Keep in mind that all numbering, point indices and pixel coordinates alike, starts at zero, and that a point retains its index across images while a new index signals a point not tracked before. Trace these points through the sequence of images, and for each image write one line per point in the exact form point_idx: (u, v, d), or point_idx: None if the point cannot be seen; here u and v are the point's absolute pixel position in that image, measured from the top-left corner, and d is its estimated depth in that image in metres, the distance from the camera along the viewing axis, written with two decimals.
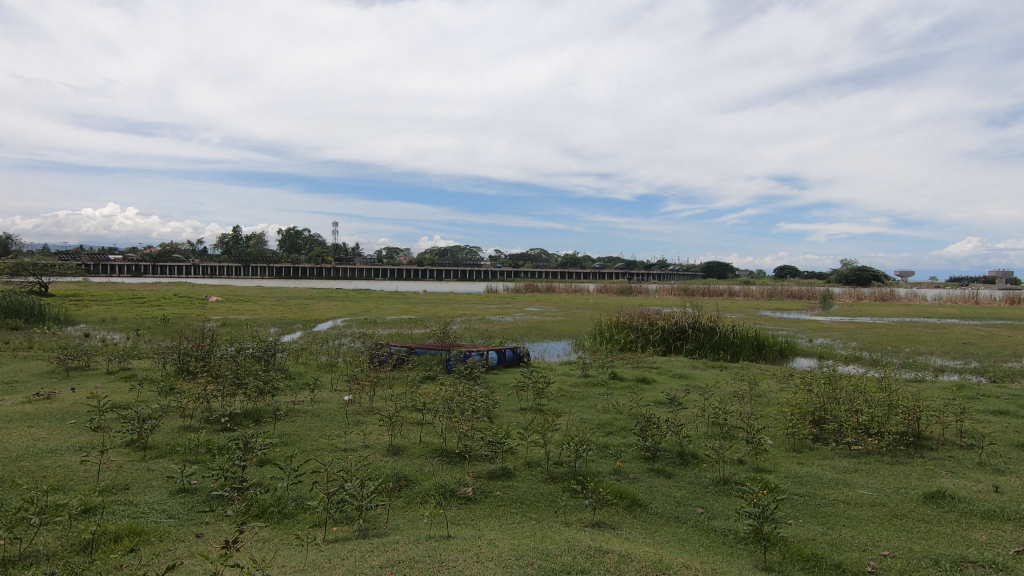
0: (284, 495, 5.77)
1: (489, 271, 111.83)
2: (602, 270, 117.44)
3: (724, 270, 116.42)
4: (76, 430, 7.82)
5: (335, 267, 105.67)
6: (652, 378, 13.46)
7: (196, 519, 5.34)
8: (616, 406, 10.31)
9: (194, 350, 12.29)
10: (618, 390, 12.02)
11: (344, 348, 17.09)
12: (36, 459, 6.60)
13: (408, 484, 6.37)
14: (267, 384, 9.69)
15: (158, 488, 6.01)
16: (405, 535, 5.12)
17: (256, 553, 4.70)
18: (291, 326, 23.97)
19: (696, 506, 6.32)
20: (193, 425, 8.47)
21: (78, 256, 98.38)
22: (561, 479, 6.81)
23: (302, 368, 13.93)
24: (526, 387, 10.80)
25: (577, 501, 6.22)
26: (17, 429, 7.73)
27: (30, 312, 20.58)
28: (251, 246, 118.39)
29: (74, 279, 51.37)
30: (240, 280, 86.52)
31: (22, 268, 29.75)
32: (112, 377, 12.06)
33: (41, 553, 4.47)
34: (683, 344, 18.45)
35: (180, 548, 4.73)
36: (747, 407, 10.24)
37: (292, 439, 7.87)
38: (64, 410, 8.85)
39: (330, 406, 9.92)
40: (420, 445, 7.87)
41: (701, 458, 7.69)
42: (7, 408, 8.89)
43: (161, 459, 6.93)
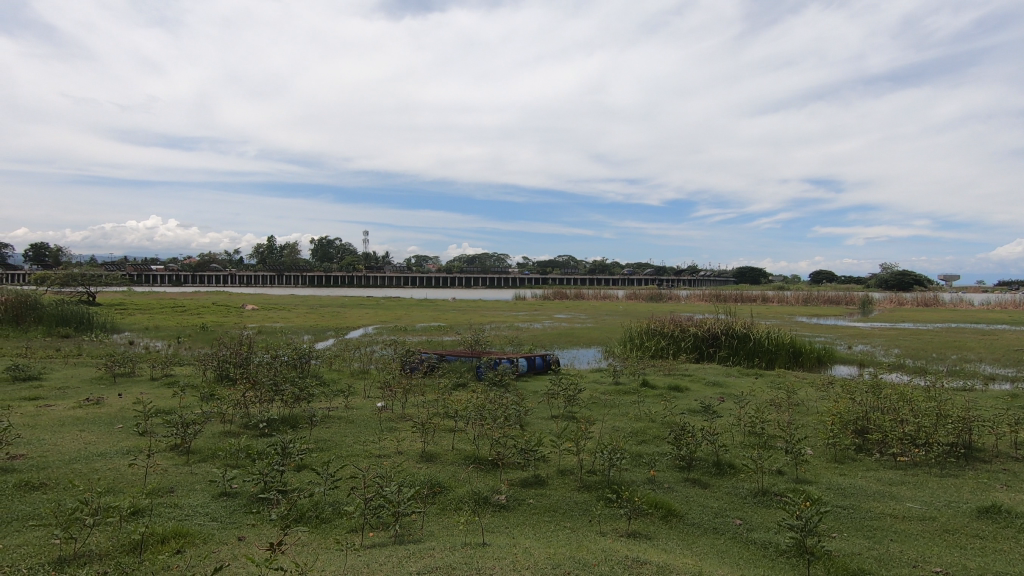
0: (321, 500, 5.86)
1: (518, 278, 112.19)
2: (628, 275, 116.64)
3: (758, 275, 114.14)
4: (123, 434, 8.14)
5: (366, 275, 107.58)
6: (685, 386, 13.21)
7: (238, 522, 5.46)
8: (649, 415, 10.19)
9: (231, 357, 12.65)
10: (650, 398, 11.88)
11: (375, 355, 17.29)
12: (87, 461, 6.88)
13: (442, 491, 6.41)
14: (303, 390, 9.90)
15: (201, 491, 6.19)
16: (441, 542, 5.15)
17: (297, 556, 4.78)
18: (323, 334, 24.48)
19: (734, 517, 6.19)
20: (233, 430, 8.72)
21: (125, 268, 102.85)
22: (595, 488, 6.75)
23: (335, 374, 14.17)
24: (557, 394, 10.75)
25: (611, 510, 6.15)
26: (69, 433, 8.06)
27: (79, 321, 21.52)
28: (285, 255, 121.54)
29: (121, 287, 53.75)
30: (273, 288, 88.85)
31: (72, 277, 31.41)
32: (156, 383, 12.57)
33: (95, 552, 4.65)
34: (716, 351, 18.11)
35: (224, 551, 4.84)
36: (786, 416, 9.97)
37: (328, 445, 8.01)
38: (112, 414, 9.23)
39: (364, 413, 10.06)
40: (453, 451, 7.92)
41: (738, 469, 7.53)
42: (61, 412, 9.32)
43: (204, 463, 7.15)
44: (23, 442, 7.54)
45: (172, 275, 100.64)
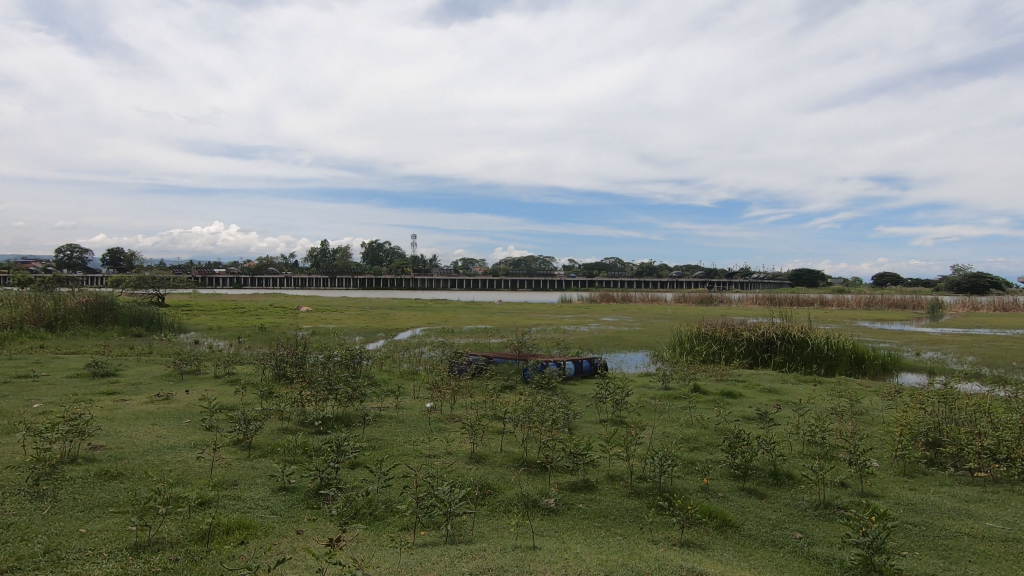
0: (375, 498, 5.99)
1: (564, 280, 111.67)
2: (677, 278, 113.98)
3: (816, 278, 109.17)
4: (191, 428, 8.60)
5: (414, 277, 109.77)
6: (738, 392, 12.77)
7: (297, 517, 5.66)
8: (701, 421, 9.91)
9: (288, 357, 13.15)
10: (702, 404, 11.56)
11: (424, 356, 17.58)
12: (159, 453, 7.30)
13: (491, 492, 6.44)
14: (356, 390, 10.17)
15: (262, 485, 6.46)
16: (492, 544, 5.17)
17: (353, 552, 4.91)
18: (374, 335, 25.13)
19: (794, 530, 5.93)
20: (291, 427, 9.07)
21: (191, 271, 108.86)
22: (646, 494, 6.63)
23: (386, 375, 14.51)
24: (605, 398, 10.62)
25: (663, 518, 6.01)
26: (143, 426, 8.59)
27: (151, 321, 22.94)
28: (337, 259, 125.55)
29: (187, 289, 57.05)
30: (326, 291, 91.94)
31: (144, 280, 33.56)
32: (220, 380, 13.23)
33: (167, 540, 4.92)
34: (771, 356, 17.44)
35: (284, 543, 5.03)
36: (849, 426, 9.49)
37: (380, 444, 8.19)
38: (180, 409, 9.77)
39: (414, 413, 10.24)
40: (502, 453, 7.95)
41: (798, 479, 7.23)
42: (135, 406, 9.94)
43: (264, 458, 7.46)
44: (103, 434, 8.08)
45: (233, 278, 105.73)
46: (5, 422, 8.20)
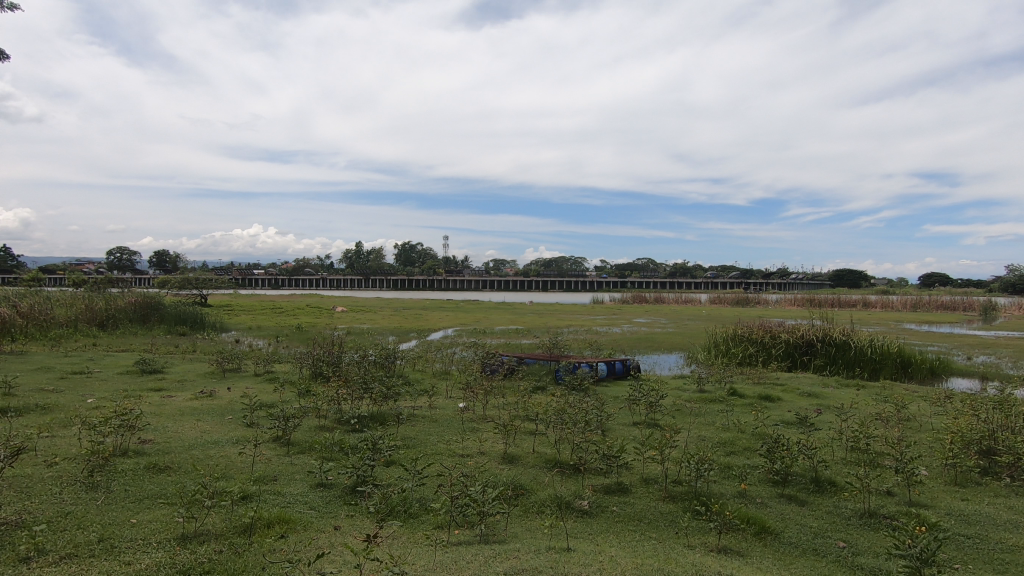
0: (409, 495, 6.07)
1: (596, 281, 110.82)
2: (712, 278, 111.80)
3: (859, 278, 105.38)
4: (233, 424, 8.89)
5: (446, 278, 110.73)
6: (777, 396, 12.43)
7: (335, 513, 5.78)
8: (738, 425, 9.69)
9: (324, 356, 13.44)
10: (739, 408, 11.29)
11: (456, 357, 17.71)
12: (204, 448, 7.57)
13: (525, 493, 6.44)
14: (391, 390, 10.33)
15: (301, 480, 6.62)
16: (526, 545, 5.17)
17: (390, 549, 4.99)
18: (407, 335, 25.50)
19: (837, 539, 5.74)
20: (327, 425, 9.28)
21: (232, 272, 112.65)
22: (681, 498, 6.52)
23: (419, 374, 14.70)
24: (638, 400, 10.49)
25: (699, 523, 5.90)
26: (188, 422, 8.92)
27: (194, 320, 23.84)
28: (371, 260, 127.87)
29: (228, 290, 59.17)
30: (359, 291, 93.71)
31: (188, 281, 34.88)
32: (260, 378, 13.64)
33: (212, 532, 5.09)
34: (811, 359, 16.94)
35: (323, 538, 5.14)
36: (895, 432, 9.13)
37: (414, 443, 8.30)
38: (223, 406, 10.11)
39: (447, 412, 10.34)
40: (535, 454, 7.95)
41: (841, 487, 7.00)
42: (181, 403, 10.34)
43: (302, 455, 7.65)
44: (151, 428, 8.42)
45: (271, 279, 108.66)
46: (62, 416, 8.63)
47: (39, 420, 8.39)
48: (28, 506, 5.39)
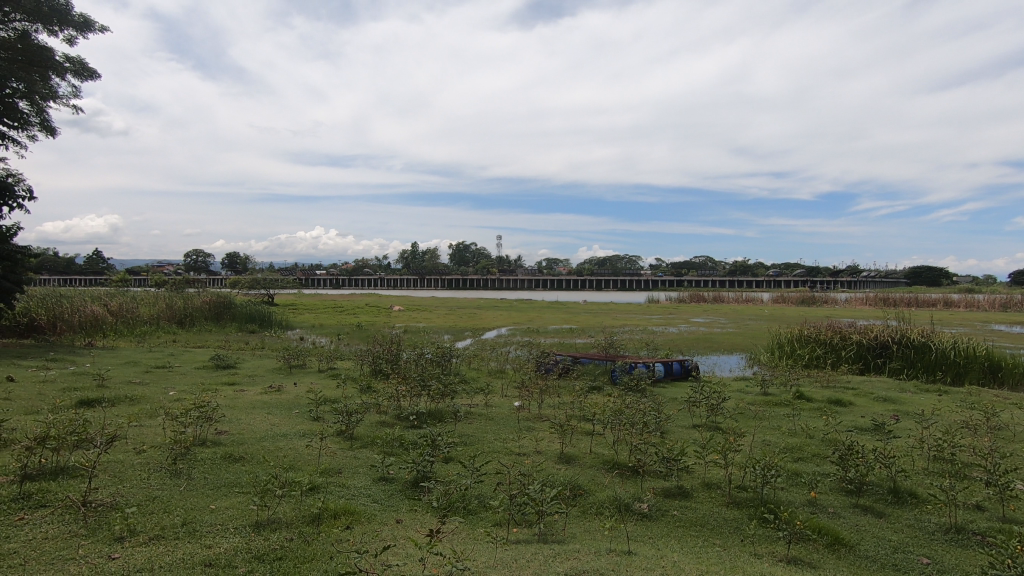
0: (468, 492, 6.13)
1: (651, 280, 108.37)
2: (774, 277, 107.17)
3: (939, 276, 98.12)
4: (300, 418, 9.30)
5: (499, 278, 111.52)
6: (849, 401, 11.76)
7: (397, 506, 5.93)
8: (807, 430, 9.24)
9: (384, 353, 13.84)
10: (807, 412, 10.78)
11: (511, 356, 17.79)
12: (274, 440, 7.95)
13: (583, 494, 6.38)
14: (448, 387, 10.50)
15: (364, 474, 6.84)
16: (586, 546, 5.12)
17: (452, 544, 5.06)
18: (461, 333, 25.88)
19: (920, 555, 5.36)
20: (388, 420, 9.54)
21: (296, 272, 118.05)
22: (746, 505, 6.28)
23: (475, 373, 14.87)
24: (699, 402, 10.19)
25: (767, 532, 5.67)
26: (259, 415, 9.40)
27: (262, 319, 25.14)
28: (426, 261, 130.61)
29: (293, 289, 62.18)
30: (415, 290, 95.90)
31: (257, 280, 36.83)
32: (323, 374, 14.20)
33: (283, 520, 5.34)
34: (885, 362, 15.94)
35: (386, 530, 5.28)
36: (985, 441, 8.43)
37: (471, 440, 8.40)
38: (290, 400, 10.59)
39: (503, 411, 10.41)
40: (592, 455, 7.87)
41: (922, 499, 6.54)
42: (252, 396, 10.92)
43: (365, 449, 7.90)
44: (227, 420, 8.93)
45: (332, 278, 112.88)
46: (148, 407, 9.29)
47: (128, 410, 9.08)
48: (120, 489, 5.83)
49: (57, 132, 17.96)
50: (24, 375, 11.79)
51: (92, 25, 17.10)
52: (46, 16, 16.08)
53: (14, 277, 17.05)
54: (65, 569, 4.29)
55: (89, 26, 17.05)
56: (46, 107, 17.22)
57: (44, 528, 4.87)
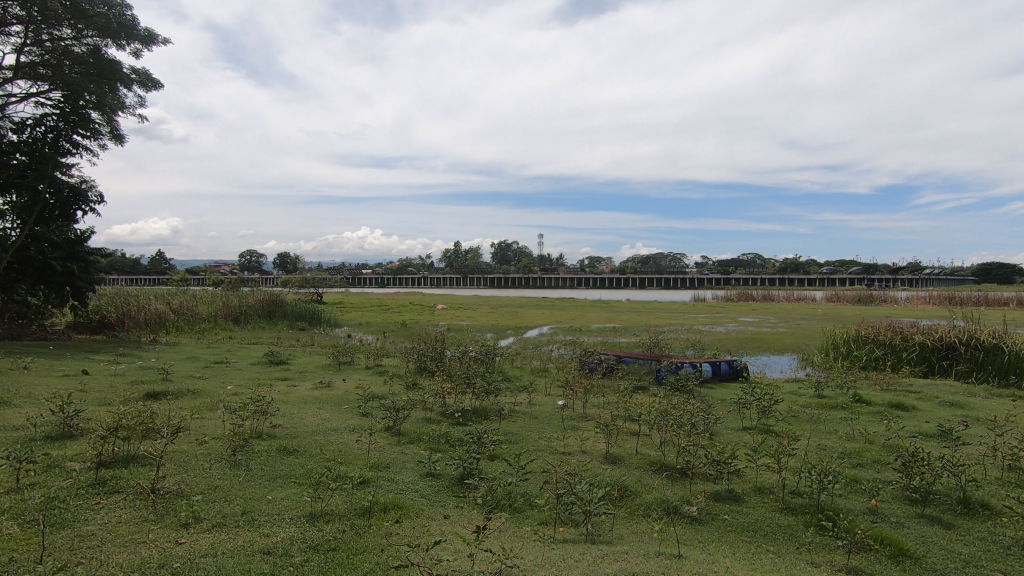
0: (514, 490, 6.16)
1: (697, 278, 105.69)
2: (828, 275, 102.70)
3: (1012, 273, 91.65)
4: (350, 414, 9.56)
5: (541, 277, 111.34)
6: (912, 405, 11.14)
7: (444, 502, 6.01)
8: (866, 435, 8.82)
9: (429, 351, 14.05)
10: (866, 416, 10.29)
11: (554, 355, 17.75)
12: (325, 435, 8.21)
13: (630, 495, 6.30)
14: (492, 386, 10.58)
15: (412, 469, 6.97)
16: (634, 548, 5.05)
17: (499, 541, 5.09)
18: (504, 332, 25.97)
19: (995, 570, 5.03)
20: (434, 417, 9.69)
21: (343, 271, 121.39)
22: (801, 511, 6.06)
23: (518, 371, 14.92)
24: (749, 404, 9.88)
25: (824, 540, 5.45)
26: (312, 410, 9.73)
27: (312, 316, 25.98)
28: (468, 260, 131.83)
29: (340, 288, 63.88)
30: (457, 288, 96.89)
31: (307, 280, 38.09)
32: (371, 371, 14.56)
33: (336, 512, 5.50)
34: (952, 364, 15.02)
35: (435, 525, 5.37)
36: None
37: (516, 438, 8.42)
38: (340, 396, 10.91)
39: (547, 410, 10.39)
40: (638, 455, 7.75)
41: (996, 511, 6.13)
42: (304, 391, 11.30)
43: (412, 444, 8.05)
44: (281, 414, 9.28)
45: (378, 277, 115.38)
46: (208, 400, 9.75)
47: (190, 402, 9.56)
48: (185, 478, 6.14)
49: (125, 140, 19.05)
50: (97, 368, 12.57)
51: (156, 37, 18.03)
52: (114, 31, 17.02)
53: (88, 277, 18.34)
54: (138, 551, 4.55)
55: (153, 38, 17.97)
56: (115, 116, 18.29)
57: (118, 513, 5.18)
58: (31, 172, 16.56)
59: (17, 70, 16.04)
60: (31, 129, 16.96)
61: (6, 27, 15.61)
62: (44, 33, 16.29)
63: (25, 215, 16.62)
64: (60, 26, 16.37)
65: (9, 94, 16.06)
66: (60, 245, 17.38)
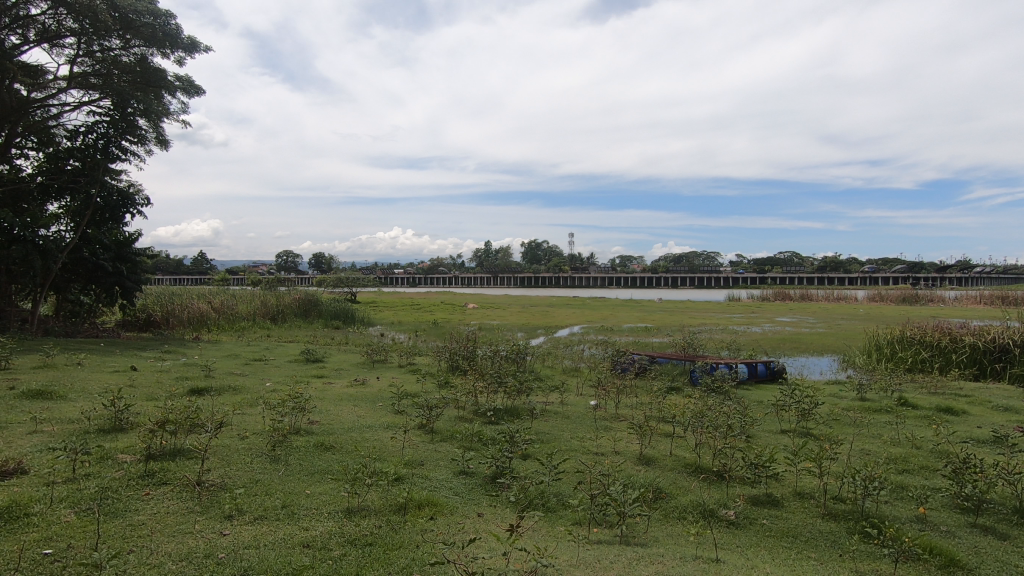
0: (546, 490, 6.15)
1: (732, 278, 103.39)
2: (870, 273, 99.12)
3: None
4: (384, 411, 9.72)
5: (571, 276, 110.77)
6: (962, 409, 10.65)
7: (477, 500, 6.05)
8: (913, 440, 8.48)
9: (460, 350, 14.14)
10: (912, 420, 9.90)
11: (585, 354, 17.64)
12: (361, 431, 8.36)
13: (665, 497, 6.22)
14: (524, 385, 10.57)
15: (445, 467, 7.03)
16: (670, 550, 4.98)
17: (533, 540, 5.10)
18: (535, 331, 25.94)
19: None
20: (466, 415, 9.75)
21: (376, 271, 123.29)
22: (844, 518, 5.87)
23: (549, 370, 14.88)
24: (788, 406, 9.62)
25: (869, 548, 5.27)
26: (347, 407, 9.92)
27: (346, 315, 26.49)
28: (499, 259, 132.15)
29: (373, 287, 64.86)
30: (487, 288, 97.25)
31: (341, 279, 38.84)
32: (403, 369, 14.75)
33: (371, 508, 5.60)
34: (1006, 367, 14.30)
35: (469, 523, 5.41)
36: None
37: (548, 438, 8.41)
38: (374, 394, 11.10)
39: (579, 410, 10.34)
40: (673, 457, 7.64)
41: None
42: (340, 389, 11.54)
43: (445, 442, 8.13)
44: (318, 411, 9.49)
45: (409, 277, 116.79)
46: (249, 396, 10.05)
47: (232, 398, 9.86)
48: (228, 471, 6.35)
49: (169, 145, 19.76)
50: (144, 365, 13.09)
51: (198, 46, 18.66)
52: (160, 40, 17.62)
53: (136, 277, 19.07)
54: (185, 541, 4.73)
55: (195, 46, 18.61)
56: (160, 123, 19.00)
57: (166, 504, 5.40)
58: (83, 178, 17.38)
59: (70, 80, 16.82)
60: (83, 136, 17.79)
61: (61, 39, 16.39)
62: (95, 44, 17.05)
63: (79, 218, 17.46)
64: (109, 37, 17.10)
65: (64, 104, 16.88)
66: (111, 247, 18.20)
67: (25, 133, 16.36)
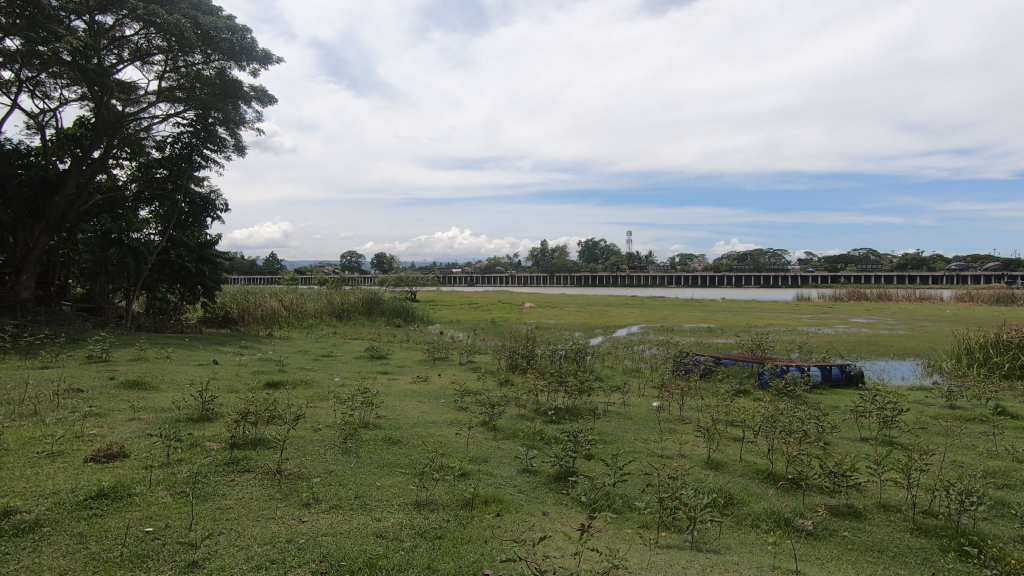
0: (612, 491, 6.07)
1: (800, 276, 98.41)
2: (957, 271, 91.71)
3: None
4: (447, 407, 9.90)
5: (628, 275, 108.85)
6: None
7: (542, 498, 6.06)
8: (1014, 453, 7.77)
9: (520, 349, 14.19)
10: (1012, 431, 9.08)
11: (646, 354, 17.31)
12: (425, 427, 8.54)
13: (736, 503, 6.00)
14: (585, 385, 10.49)
15: (509, 464, 7.07)
16: (746, 559, 4.80)
17: (601, 541, 5.04)
18: (594, 330, 25.66)
19: None
20: (527, 414, 9.77)
21: (434, 270, 125.70)
22: (936, 534, 5.46)
23: (609, 370, 14.69)
24: (868, 413, 9.04)
25: (967, 567, 4.88)
26: (412, 402, 10.19)
27: (407, 314, 27.20)
28: (555, 259, 131.68)
29: (431, 285, 66.10)
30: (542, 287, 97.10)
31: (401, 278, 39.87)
32: (464, 367, 14.97)
33: (439, 502, 5.71)
34: None
35: (535, 521, 5.43)
36: None
37: (611, 438, 8.30)
38: (437, 390, 11.32)
39: (642, 411, 10.15)
40: (743, 463, 7.35)
41: None
42: (404, 385, 11.84)
43: (508, 440, 8.18)
44: (384, 405, 9.80)
45: (466, 276, 118.42)
46: (320, 390, 10.51)
47: (305, 392, 10.35)
48: (304, 461, 6.67)
49: (245, 152, 20.97)
50: (224, 358, 13.95)
51: (271, 57, 19.65)
52: (237, 54, 18.66)
53: (215, 278, 20.39)
54: (268, 526, 4.99)
55: (268, 58, 19.61)
56: (237, 131, 20.18)
57: (250, 489, 5.73)
58: (170, 185, 18.75)
59: (159, 95, 18.14)
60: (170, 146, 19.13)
61: (151, 57, 17.68)
62: (181, 60, 18.27)
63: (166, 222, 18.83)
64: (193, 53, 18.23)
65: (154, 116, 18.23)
66: (194, 249, 19.54)
67: (120, 145, 17.79)
